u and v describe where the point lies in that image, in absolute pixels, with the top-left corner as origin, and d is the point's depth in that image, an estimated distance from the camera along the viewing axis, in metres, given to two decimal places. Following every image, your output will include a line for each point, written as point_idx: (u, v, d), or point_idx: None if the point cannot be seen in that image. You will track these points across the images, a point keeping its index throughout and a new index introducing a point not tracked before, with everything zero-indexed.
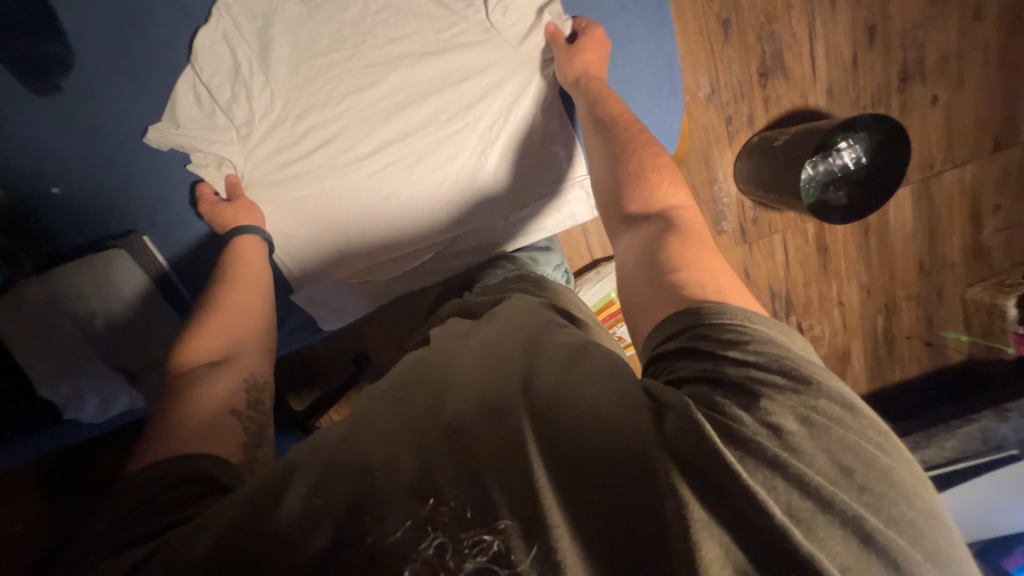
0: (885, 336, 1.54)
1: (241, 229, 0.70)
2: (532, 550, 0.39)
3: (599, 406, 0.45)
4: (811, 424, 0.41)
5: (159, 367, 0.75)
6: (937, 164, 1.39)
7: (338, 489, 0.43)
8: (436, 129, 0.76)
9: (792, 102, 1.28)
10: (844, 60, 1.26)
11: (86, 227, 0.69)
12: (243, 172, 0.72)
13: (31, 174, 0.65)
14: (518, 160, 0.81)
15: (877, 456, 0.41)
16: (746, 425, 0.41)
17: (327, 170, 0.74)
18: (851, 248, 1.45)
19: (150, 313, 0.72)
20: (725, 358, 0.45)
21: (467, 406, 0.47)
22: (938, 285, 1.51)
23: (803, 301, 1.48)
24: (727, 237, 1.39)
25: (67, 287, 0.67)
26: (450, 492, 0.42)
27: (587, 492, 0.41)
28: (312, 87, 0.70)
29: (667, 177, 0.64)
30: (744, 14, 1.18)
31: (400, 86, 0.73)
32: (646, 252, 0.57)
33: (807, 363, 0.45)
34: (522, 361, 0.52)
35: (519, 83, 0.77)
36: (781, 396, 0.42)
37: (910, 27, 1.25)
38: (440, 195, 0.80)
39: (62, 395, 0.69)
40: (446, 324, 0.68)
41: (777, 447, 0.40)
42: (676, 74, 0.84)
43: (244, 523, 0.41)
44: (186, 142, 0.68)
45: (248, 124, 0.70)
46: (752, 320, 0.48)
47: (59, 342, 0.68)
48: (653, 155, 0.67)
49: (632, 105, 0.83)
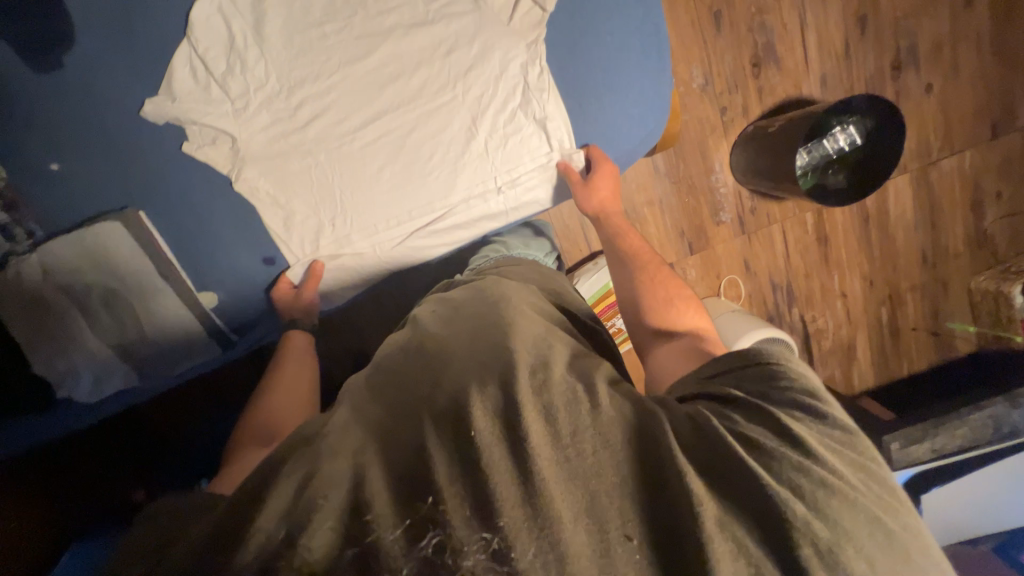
0: (891, 328, 1.51)
1: (291, 327, 0.83)
2: (536, 541, 0.41)
3: (609, 412, 0.48)
4: (824, 440, 0.47)
5: (153, 344, 0.74)
6: (934, 153, 1.39)
7: (336, 489, 0.44)
8: (428, 102, 0.77)
9: (786, 92, 1.29)
10: (836, 51, 1.28)
11: (82, 203, 0.68)
12: (239, 142, 0.72)
13: (30, 151, 0.66)
14: (508, 131, 0.81)
15: (869, 471, 0.47)
16: (762, 436, 0.47)
17: (321, 144, 0.75)
18: (852, 239, 1.44)
19: (144, 288, 0.71)
20: (730, 383, 0.54)
21: (467, 393, 0.49)
22: (941, 275, 1.49)
23: (805, 292, 1.46)
24: (726, 228, 1.39)
25: (63, 260, 0.67)
26: (453, 486, 0.43)
27: (595, 494, 0.43)
28: (305, 59, 0.71)
29: (691, 307, 0.75)
30: (735, 6, 1.21)
31: (391, 58, 0.74)
32: (690, 352, 0.66)
33: (830, 402, 0.50)
34: (523, 355, 0.53)
35: (507, 53, 0.77)
36: (802, 416, 0.48)
37: (901, 17, 1.27)
38: (434, 169, 0.80)
39: (58, 371, 0.71)
40: (431, 308, 0.68)
41: (799, 454, 0.45)
42: (665, 39, 0.81)
43: (232, 530, 0.42)
44: (182, 114, 0.69)
45: (244, 96, 0.71)
46: (791, 360, 0.54)
47: (58, 315, 0.68)
48: (679, 286, 0.79)
49: (619, 76, 0.81)
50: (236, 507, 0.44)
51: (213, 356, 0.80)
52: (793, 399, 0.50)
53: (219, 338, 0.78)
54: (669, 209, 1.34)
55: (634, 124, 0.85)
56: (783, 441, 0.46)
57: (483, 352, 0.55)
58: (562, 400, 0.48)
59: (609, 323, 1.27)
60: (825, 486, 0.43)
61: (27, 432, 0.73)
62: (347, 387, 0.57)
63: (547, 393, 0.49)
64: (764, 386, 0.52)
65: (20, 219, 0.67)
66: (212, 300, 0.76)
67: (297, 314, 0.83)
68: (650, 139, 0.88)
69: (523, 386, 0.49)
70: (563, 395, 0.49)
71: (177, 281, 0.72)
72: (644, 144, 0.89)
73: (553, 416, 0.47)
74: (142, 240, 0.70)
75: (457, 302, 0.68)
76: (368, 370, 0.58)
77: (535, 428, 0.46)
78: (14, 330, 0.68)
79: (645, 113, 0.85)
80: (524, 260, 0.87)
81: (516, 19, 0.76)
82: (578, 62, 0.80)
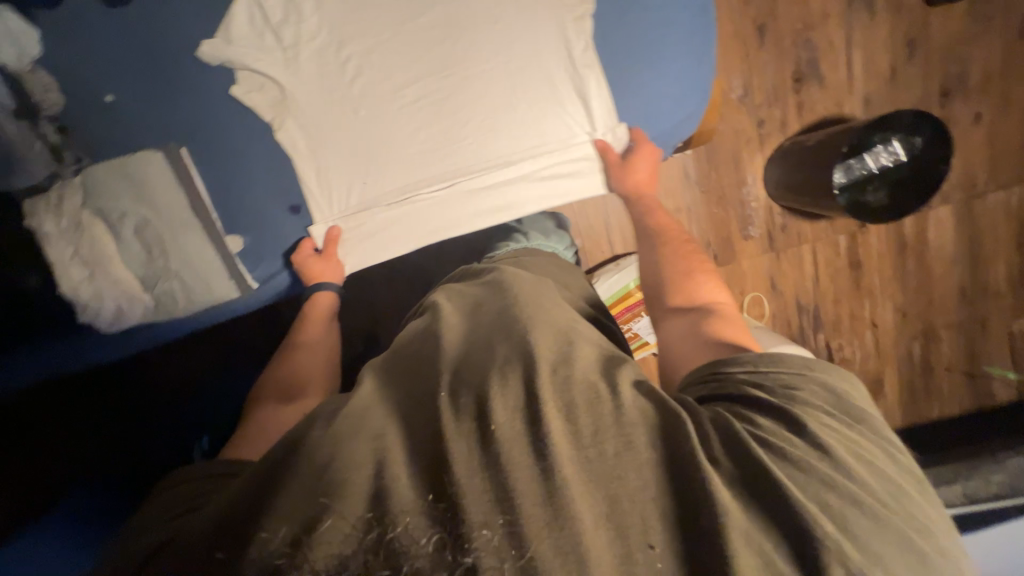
0: (923, 366, 1.43)
1: (319, 287, 0.82)
2: (554, 542, 0.36)
3: (635, 411, 0.42)
4: (860, 456, 0.43)
5: (175, 276, 0.74)
6: (980, 185, 1.34)
7: (360, 472, 0.39)
8: (468, 67, 0.80)
9: (826, 110, 1.27)
10: (882, 72, 1.25)
11: (129, 134, 0.71)
12: (286, 90, 0.76)
13: (87, 81, 0.69)
14: (545, 104, 0.82)
15: (913, 492, 0.43)
16: (795, 445, 0.42)
17: (362, 99, 0.79)
18: (887, 266, 1.38)
19: (172, 219, 0.72)
20: (747, 379, 0.49)
21: (487, 383, 0.43)
22: (981, 315, 1.41)
23: (832, 318, 1.40)
24: (754, 243, 1.35)
25: (102, 184, 0.69)
26: (474, 480, 0.38)
27: (615, 498, 0.38)
28: (357, 15, 0.76)
29: (710, 278, 0.73)
30: (781, 20, 1.21)
31: (439, 23, 0.78)
32: (691, 329, 0.63)
33: (855, 406, 0.47)
34: (543, 349, 0.47)
35: (551, 27, 0.79)
36: (834, 428, 0.44)
37: (951, 44, 1.25)
38: (468, 135, 0.82)
39: (84, 295, 0.71)
40: (451, 297, 0.65)
41: (833, 469, 0.41)
42: (711, 19, 0.81)
43: (236, 514, 0.40)
44: (236, 57, 0.72)
45: (295, 45, 0.76)
46: (817, 367, 0.50)
47: (90, 237, 0.70)
48: (699, 261, 0.77)
49: (664, 52, 0.81)
50: (245, 495, 0.41)
51: (230, 300, 0.80)
52: (820, 408, 0.46)
53: (240, 284, 0.78)
54: (697, 218, 1.31)
55: (674, 102, 0.84)
56: (810, 450, 0.42)
57: (498, 326, 0.52)
58: (584, 400, 0.42)
59: (627, 327, 1.23)
60: (856, 504, 0.40)
61: (33, 360, 0.75)
62: (365, 366, 0.53)
63: (569, 391, 0.43)
64: (783, 384, 0.48)
65: (71, 144, 0.70)
66: (237, 244, 0.78)
67: (321, 283, 0.82)
68: (691, 120, 0.87)
69: (545, 383, 0.43)
70: (586, 395, 0.43)
71: (205, 219, 0.74)
72: (684, 124, 0.87)
73: (574, 415, 0.41)
74: (178, 172, 0.71)
75: (477, 299, 0.62)
76: (387, 352, 0.56)
77: (557, 427, 0.40)
78: (44, 247, 0.69)
79: (687, 92, 0.84)
80: (541, 251, 0.84)
81: None
82: (620, 40, 0.80)
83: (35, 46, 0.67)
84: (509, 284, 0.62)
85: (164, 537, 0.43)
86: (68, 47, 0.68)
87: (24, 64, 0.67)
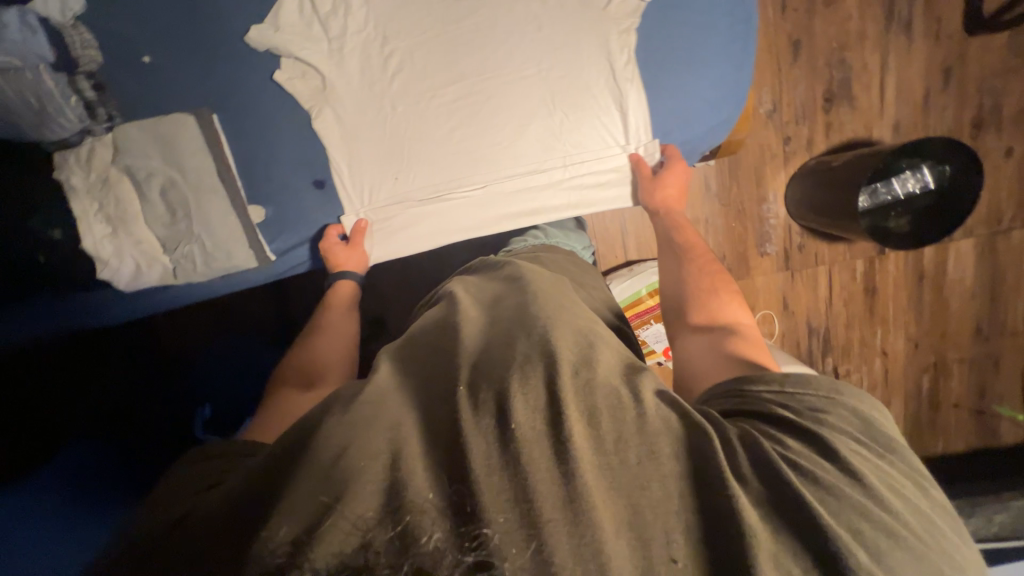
0: (930, 399, 1.41)
1: (342, 274, 0.83)
2: (575, 549, 0.35)
3: (659, 421, 0.42)
4: (891, 485, 0.42)
5: (196, 241, 0.75)
6: (1005, 221, 1.32)
7: (374, 462, 0.39)
8: (510, 73, 0.80)
9: (855, 132, 1.25)
10: (915, 99, 1.24)
11: (164, 97, 0.72)
12: (327, 81, 0.77)
13: (126, 40, 0.69)
14: (580, 114, 0.83)
15: (945, 526, 0.42)
16: (826, 470, 0.42)
17: (401, 96, 0.80)
18: (902, 295, 1.36)
19: (198, 185, 0.73)
20: (772, 400, 0.48)
21: (507, 382, 0.42)
22: (995, 353, 1.38)
23: (842, 343, 1.39)
24: (770, 260, 1.34)
25: (134, 143, 0.71)
26: (493, 478, 0.37)
27: (637, 508, 0.38)
28: (404, 13, 0.76)
29: (735, 300, 0.70)
30: (817, 37, 1.20)
31: (483, 25, 0.78)
32: (709, 347, 0.62)
33: (884, 436, 0.46)
34: (565, 352, 0.46)
35: (596, 37, 0.79)
36: (864, 455, 0.44)
37: (988, 75, 1.23)
38: (501, 139, 0.83)
39: (106, 251, 0.73)
40: (472, 288, 0.66)
41: (865, 496, 0.40)
42: (753, 32, 0.81)
43: (261, 505, 0.39)
44: (282, 45, 0.73)
45: (340, 38, 0.76)
46: (845, 390, 0.48)
47: (119, 194, 0.71)
48: (725, 280, 0.74)
49: (704, 62, 0.80)
50: (263, 484, 0.40)
51: (247, 271, 0.81)
52: (850, 433, 0.45)
53: (259, 257, 0.79)
54: (715, 231, 1.30)
55: (707, 111, 0.84)
56: (840, 476, 0.42)
57: (518, 323, 0.52)
58: (606, 405, 0.42)
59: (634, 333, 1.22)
60: (889, 534, 0.39)
61: (55, 314, 0.78)
62: (379, 353, 0.54)
63: (591, 396, 0.43)
64: (809, 407, 0.47)
65: (105, 101, 0.71)
66: (259, 215, 0.78)
67: (343, 272, 0.83)
68: (720, 130, 0.86)
69: (568, 388, 0.42)
70: (608, 401, 0.43)
71: (232, 188, 0.74)
72: (716, 132, 0.87)
73: (597, 420, 0.41)
74: (209, 141, 0.72)
75: (496, 293, 0.62)
76: (401, 339, 0.56)
77: (578, 429, 0.40)
78: (72, 200, 0.71)
79: (722, 103, 0.84)
80: (558, 249, 0.83)
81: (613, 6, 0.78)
82: (662, 52, 0.80)
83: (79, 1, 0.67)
84: (529, 283, 0.62)
85: (182, 514, 0.43)
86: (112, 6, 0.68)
87: (66, 19, 0.66)
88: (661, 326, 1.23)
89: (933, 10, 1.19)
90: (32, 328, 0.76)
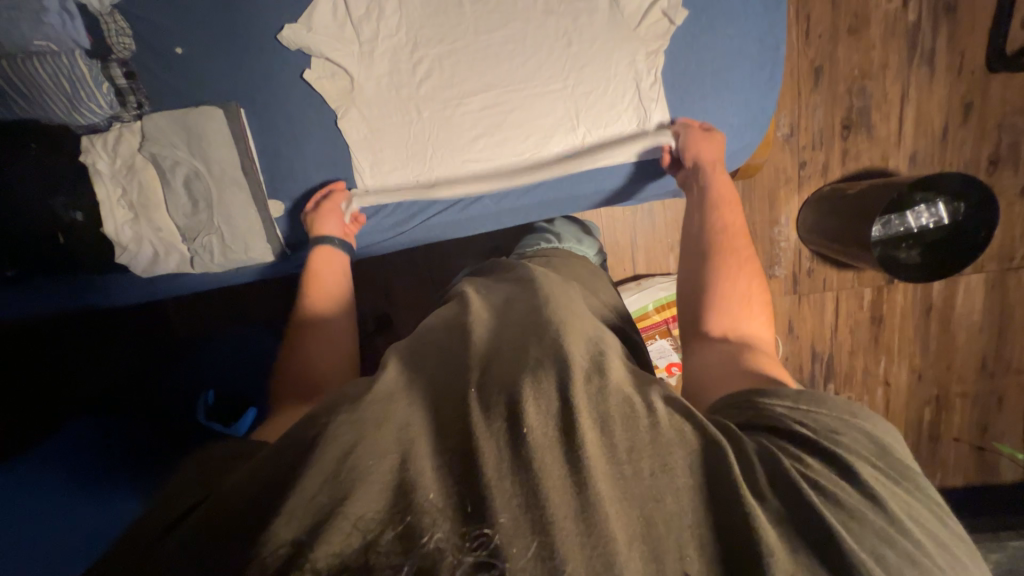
0: (931, 431, 1.40)
1: (321, 237, 0.78)
2: (587, 560, 0.35)
3: (672, 432, 0.42)
4: (915, 515, 0.41)
5: (215, 231, 0.77)
6: (1016, 258, 1.31)
7: (382, 461, 0.40)
8: (537, 86, 0.81)
9: (871, 160, 1.25)
10: (934, 131, 1.24)
11: (196, 90, 0.75)
12: (355, 82, 0.78)
13: (162, 33, 0.72)
14: (604, 130, 0.84)
15: (967, 561, 0.41)
16: (849, 494, 0.41)
17: (427, 102, 0.80)
18: (908, 326, 1.36)
19: (219, 176, 0.75)
20: (787, 416, 0.47)
21: (519, 386, 0.43)
22: (998, 390, 1.38)
23: (845, 370, 1.38)
24: (778, 283, 1.34)
25: (162, 134, 0.73)
26: (503, 482, 0.38)
27: (650, 521, 0.38)
28: (436, 20, 0.77)
29: (761, 318, 0.66)
30: (839, 64, 1.20)
31: (513, 37, 0.78)
32: (727, 357, 0.60)
33: (898, 461, 0.45)
34: (578, 360, 0.47)
35: (624, 56, 0.80)
36: (886, 480, 0.43)
37: (1008, 111, 1.23)
38: (523, 151, 0.84)
39: (127, 236, 0.76)
40: (483, 290, 0.66)
41: (887, 523, 0.40)
42: (781, 59, 0.82)
43: (264, 501, 0.39)
44: (314, 45, 0.74)
45: (371, 41, 0.77)
46: (864, 412, 0.48)
47: (146, 181, 0.74)
48: (757, 292, 0.69)
49: (729, 87, 0.82)
50: (270, 478, 0.41)
51: (264, 262, 0.82)
52: (868, 457, 0.44)
53: (274, 249, 0.80)
54: None
55: (731, 135, 0.85)
56: (864, 501, 0.41)
57: (529, 327, 0.53)
58: (620, 412, 0.43)
59: None
60: (914, 563, 0.38)
61: (70, 288, 0.80)
62: (386, 349, 0.54)
63: (603, 403, 0.43)
64: (824, 426, 0.46)
65: (136, 89, 0.74)
66: (278, 210, 0.82)
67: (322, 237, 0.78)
68: (742, 154, 0.87)
69: (580, 395, 0.43)
70: (621, 408, 0.43)
71: (252, 179, 0.76)
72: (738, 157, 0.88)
73: (609, 428, 0.42)
74: (234, 133, 0.74)
75: (507, 295, 0.63)
76: (409, 339, 0.57)
77: (590, 436, 0.40)
78: (94, 185, 0.73)
79: (744, 130, 0.85)
80: (574, 254, 0.84)
81: (643, 28, 0.79)
82: (688, 74, 0.82)
83: None
84: (540, 286, 0.62)
85: (189, 505, 0.43)
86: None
87: (104, 6, 0.70)
88: (665, 342, 1.23)
89: (958, 44, 1.19)
90: (32, 306, 0.77)
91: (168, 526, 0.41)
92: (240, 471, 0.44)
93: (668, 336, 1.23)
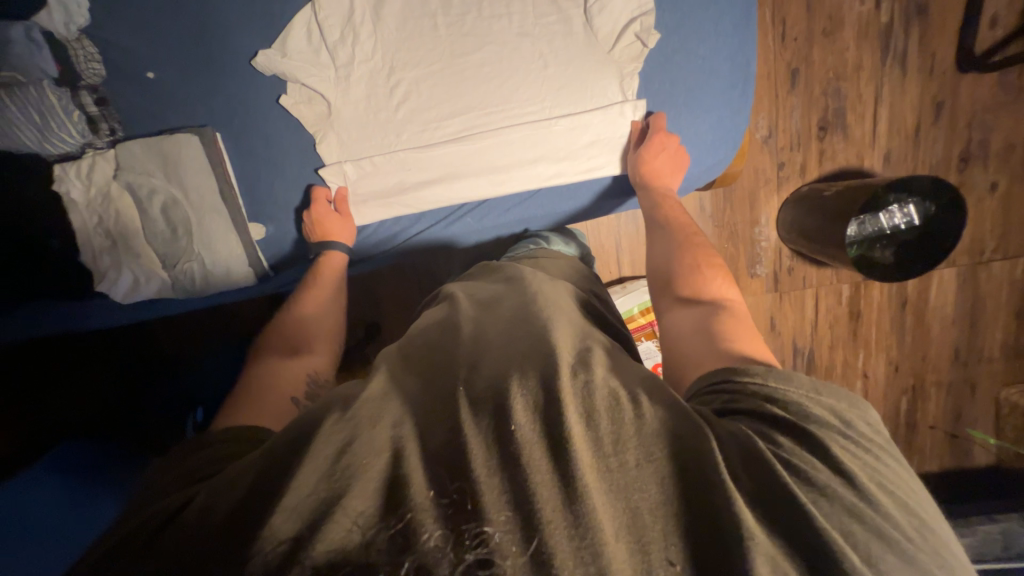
0: (907, 421, 1.45)
1: (330, 245, 0.81)
2: (576, 553, 0.36)
3: (656, 422, 0.43)
4: (882, 485, 0.43)
5: (196, 258, 0.77)
6: (987, 252, 1.36)
7: (376, 459, 0.41)
8: (516, 107, 0.81)
9: (848, 160, 1.28)
10: (907, 130, 1.27)
11: (170, 115, 0.75)
12: (333, 107, 0.78)
13: (133, 58, 0.72)
14: (584, 148, 0.85)
15: (936, 526, 0.43)
16: (819, 471, 0.43)
17: (408, 124, 0.80)
18: (885, 319, 1.40)
19: (200, 204, 0.75)
20: (760, 393, 0.49)
21: (506, 382, 0.45)
22: (972, 378, 1.43)
23: (826, 364, 1.42)
24: (759, 281, 1.37)
25: (137, 160, 0.73)
26: (491, 480, 0.39)
27: (637, 511, 0.39)
28: (410, 45, 0.77)
29: (719, 273, 0.73)
30: (815, 67, 1.22)
31: (489, 59, 0.79)
32: (703, 323, 0.64)
33: (863, 431, 0.47)
34: (565, 355, 0.49)
35: (600, 76, 0.81)
36: (855, 450, 0.45)
37: (978, 110, 1.26)
38: (504, 171, 0.84)
39: (105, 265, 0.75)
40: (471, 289, 0.68)
41: (855, 497, 0.41)
42: (754, 73, 0.84)
43: (252, 498, 0.40)
44: (289, 71, 0.74)
45: (347, 65, 0.77)
46: (828, 389, 0.50)
47: (125, 211, 0.74)
48: (708, 255, 0.78)
49: (702, 102, 0.84)
50: (264, 473, 0.42)
51: (246, 284, 0.83)
52: (836, 430, 0.46)
53: (256, 270, 0.82)
54: None
55: (705, 151, 0.88)
56: (832, 476, 0.43)
57: (519, 323, 0.55)
58: (605, 406, 0.44)
59: None
60: (881, 537, 0.40)
61: (55, 316, 0.81)
62: (379, 357, 0.55)
63: (590, 397, 0.44)
64: (793, 397, 0.48)
65: (107, 115, 0.73)
66: (260, 233, 0.82)
67: (332, 242, 0.80)
68: (718, 168, 0.91)
69: (567, 388, 0.44)
70: (606, 402, 0.44)
71: (233, 203, 0.76)
72: (711, 170, 0.92)
73: (595, 423, 0.43)
74: (213, 159, 0.74)
75: (495, 293, 0.65)
76: (402, 340, 0.57)
77: (577, 429, 0.42)
78: (70, 215, 0.73)
79: (716, 146, 0.88)
80: (559, 254, 0.84)
81: (619, 48, 0.80)
82: (663, 93, 0.83)
83: (84, 16, 0.69)
84: (527, 283, 0.64)
85: (181, 503, 0.44)
86: (119, 26, 0.70)
87: (71, 33, 0.69)
88: (651, 343, 1.25)
89: (929, 45, 1.21)
90: (39, 329, 0.81)
91: (162, 524, 0.42)
92: (232, 469, 0.45)
93: (654, 338, 1.25)
